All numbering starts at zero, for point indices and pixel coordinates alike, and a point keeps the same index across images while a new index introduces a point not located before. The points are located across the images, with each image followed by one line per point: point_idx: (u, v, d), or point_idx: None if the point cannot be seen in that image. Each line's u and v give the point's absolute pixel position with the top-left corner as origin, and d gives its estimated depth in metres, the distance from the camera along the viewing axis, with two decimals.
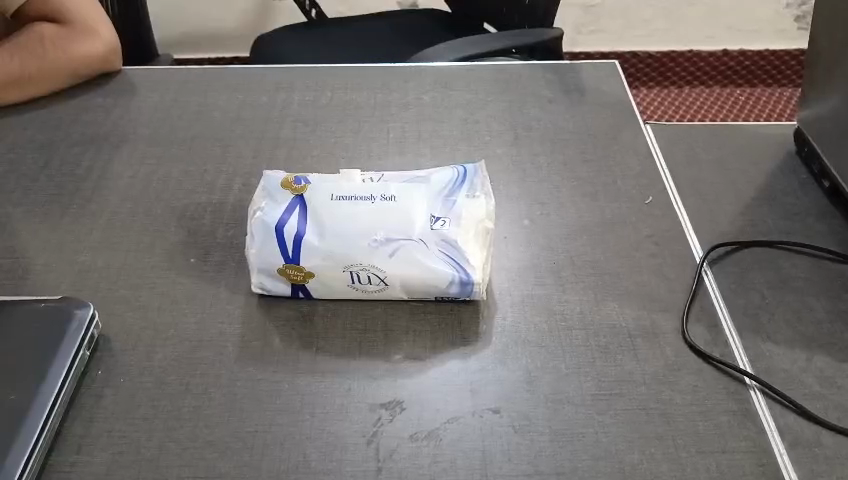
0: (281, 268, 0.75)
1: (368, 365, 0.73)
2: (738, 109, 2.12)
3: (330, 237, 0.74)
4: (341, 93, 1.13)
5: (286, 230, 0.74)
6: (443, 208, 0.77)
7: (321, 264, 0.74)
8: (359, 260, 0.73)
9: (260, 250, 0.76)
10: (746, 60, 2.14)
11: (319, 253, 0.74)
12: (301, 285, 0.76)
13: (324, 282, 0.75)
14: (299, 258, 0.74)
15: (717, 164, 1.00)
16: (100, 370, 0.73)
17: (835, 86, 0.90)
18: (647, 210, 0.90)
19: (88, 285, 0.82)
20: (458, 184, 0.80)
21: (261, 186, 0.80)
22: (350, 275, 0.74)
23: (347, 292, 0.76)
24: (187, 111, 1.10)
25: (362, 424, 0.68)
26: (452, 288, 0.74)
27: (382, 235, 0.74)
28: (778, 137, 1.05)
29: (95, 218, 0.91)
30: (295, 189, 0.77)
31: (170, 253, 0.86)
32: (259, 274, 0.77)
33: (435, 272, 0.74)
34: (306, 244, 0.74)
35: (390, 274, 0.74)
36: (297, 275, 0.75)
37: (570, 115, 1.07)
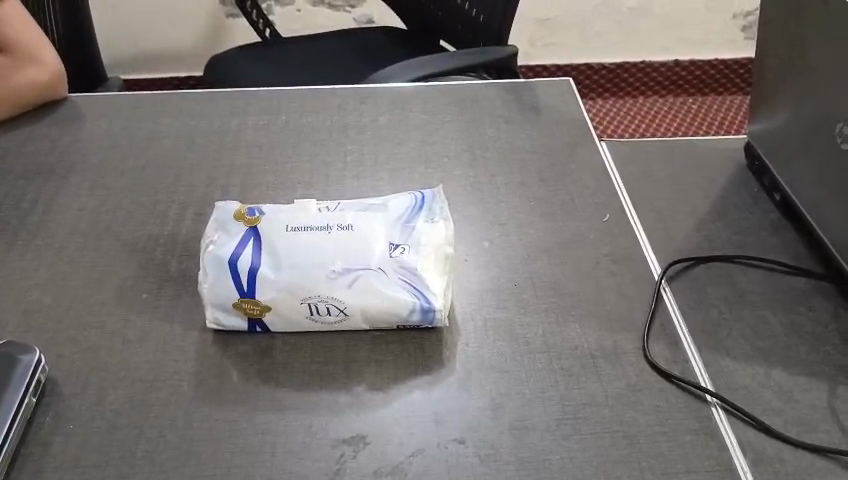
0: (237, 302, 0.73)
1: (330, 400, 0.71)
2: (690, 118, 2.17)
3: (287, 269, 0.72)
4: (296, 117, 1.11)
5: (240, 264, 0.72)
6: (402, 235, 0.76)
7: (278, 297, 0.72)
8: (317, 292, 0.72)
9: (214, 284, 0.74)
10: (696, 70, 2.19)
11: (276, 286, 0.72)
12: (258, 319, 0.74)
13: (281, 315, 0.73)
14: (255, 292, 0.72)
15: (672, 180, 1.02)
16: (48, 415, 0.70)
17: (781, 102, 0.92)
18: (605, 228, 0.90)
19: (34, 325, 0.79)
20: (417, 209, 0.79)
21: (213, 218, 0.78)
22: (309, 307, 0.73)
23: (306, 325, 0.75)
24: (137, 138, 1.07)
25: (325, 462, 0.66)
26: (413, 316, 0.73)
27: (340, 265, 0.72)
28: (729, 151, 1.07)
29: (42, 254, 0.88)
30: (249, 221, 0.76)
31: (121, 288, 0.83)
32: (214, 310, 0.75)
33: (395, 301, 0.72)
34: (263, 278, 0.72)
35: (349, 304, 0.73)
36: (254, 309, 0.73)
37: (527, 134, 1.07)
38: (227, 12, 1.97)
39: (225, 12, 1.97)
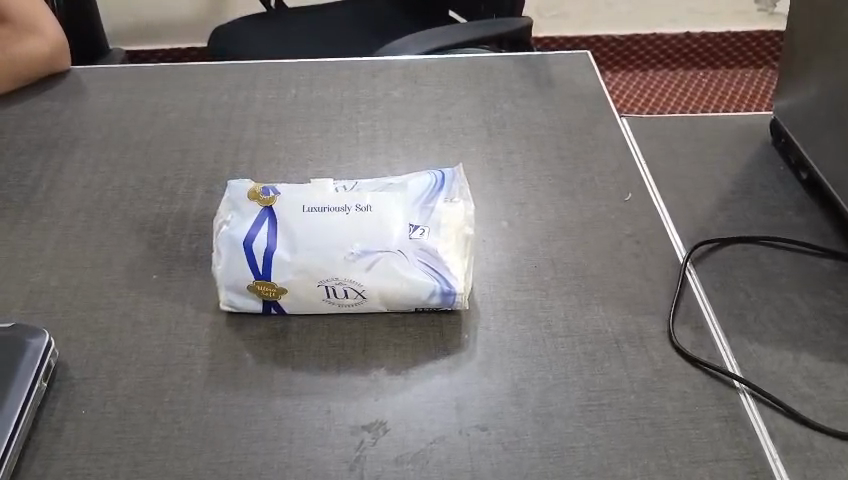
0: (251, 285, 0.71)
1: (348, 384, 0.69)
2: (701, 91, 2.12)
3: (303, 251, 0.70)
4: (306, 91, 1.08)
5: (255, 245, 0.70)
6: (421, 215, 0.73)
7: (294, 279, 0.70)
8: (335, 275, 0.69)
9: (227, 266, 0.71)
10: (708, 43, 2.14)
11: (291, 268, 0.70)
12: (273, 301, 0.72)
13: (297, 298, 0.71)
14: (270, 274, 0.70)
15: (694, 157, 0.99)
16: (59, 400, 0.68)
17: (812, 77, 0.89)
18: (626, 208, 0.88)
19: (42, 307, 0.77)
20: (436, 188, 0.76)
21: (225, 198, 0.75)
22: (326, 290, 0.71)
23: (322, 307, 0.73)
24: (142, 112, 1.04)
25: (344, 449, 0.64)
26: (432, 299, 0.71)
27: (358, 247, 0.70)
28: (753, 128, 1.04)
29: (47, 233, 0.85)
30: (263, 200, 0.73)
31: (130, 269, 0.81)
32: (226, 291, 0.73)
33: (414, 284, 0.70)
34: (277, 259, 0.70)
35: (367, 287, 0.70)
36: (269, 291, 0.71)
37: (544, 109, 1.04)
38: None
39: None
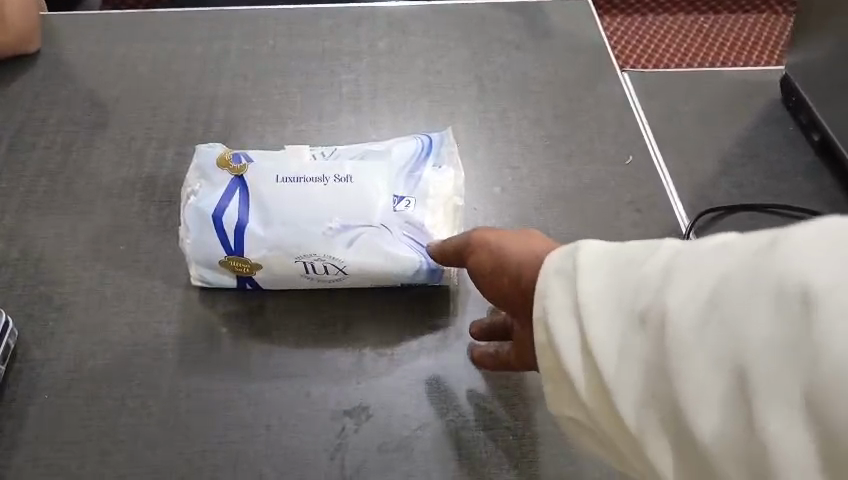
0: (224, 261, 0.66)
1: (329, 366, 0.65)
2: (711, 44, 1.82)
3: (278, 226, 0.65)
4: (284, 40, 0.99)
5: (226, 219, 0.66)
6: (407, 185, 0.69)
7: (270, 255, 0.65)
8: (313, 250, 0.65)
9: (197, 241, 0.67)
10: None
11: (266, 243, 0.65)
12: (248, 277, 0.67)
13: (273, 274, 0.66)
14: (244, 249, 0.66)
15: (700, 116, 0.93)
16: (21, 384, 0.64)
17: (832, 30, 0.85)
18: (628, 172, 0.82)
19: (2, 281, 0.72)
20: (423, 155, 0.71)
21: (194, 167, 0.70)
22: (304, 266, 0.66)
23: (300, 283, 0.67)
24: (107, 63, 0.96)
25: (325, 436, 0.61)
26: (420, 275, 0.66)
27: (337, 221, 0.66)
28: (763, 83, 0.97)
29: (7, 199, 0.79)
30: (234, 170, 0.68)
31: (96, 239, 0.75)
32: (198, 266, 0.68)
33: (400, 259, 0.65)
34: (250, 234, 0.65)
35: (349, 263, 0.65)
36: (243, 267, 0.66)
37: (542, 63, 0.97)
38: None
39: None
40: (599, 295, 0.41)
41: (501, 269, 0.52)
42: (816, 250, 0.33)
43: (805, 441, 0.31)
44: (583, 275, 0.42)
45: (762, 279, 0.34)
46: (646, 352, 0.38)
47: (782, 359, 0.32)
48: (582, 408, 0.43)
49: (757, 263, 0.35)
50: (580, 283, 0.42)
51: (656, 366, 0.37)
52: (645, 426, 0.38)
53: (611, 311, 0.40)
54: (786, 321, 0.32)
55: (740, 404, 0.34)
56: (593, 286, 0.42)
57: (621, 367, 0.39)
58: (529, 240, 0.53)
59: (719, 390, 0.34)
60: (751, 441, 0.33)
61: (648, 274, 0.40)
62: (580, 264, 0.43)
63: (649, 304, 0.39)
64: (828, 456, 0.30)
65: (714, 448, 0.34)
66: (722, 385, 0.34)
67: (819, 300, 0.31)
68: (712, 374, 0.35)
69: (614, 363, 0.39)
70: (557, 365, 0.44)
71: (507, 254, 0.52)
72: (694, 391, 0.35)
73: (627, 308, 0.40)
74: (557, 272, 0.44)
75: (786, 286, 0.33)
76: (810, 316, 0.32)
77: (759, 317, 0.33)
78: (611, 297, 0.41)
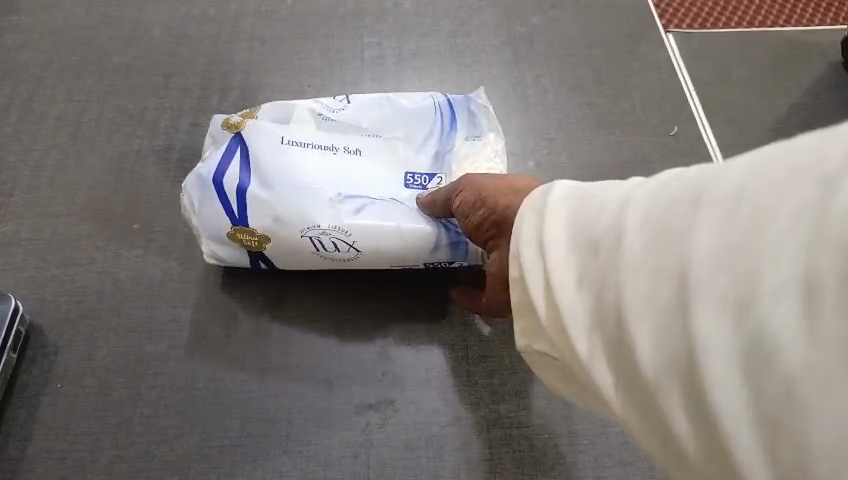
0: (232, 233, 0.62)
1: (352, 356, 0.61)
2: None
3: (282, 191, 0.61)
4: (303, 0, 0.93)
5: (227, 183, 0.61)
6: (425, 161, 0.67)
7: (274, 226, 0.60)
8: (319, 221, 0.60)
9: (202, 212, 0.62)
10: None
11: (270, 211, 0.60)
12: (259, 254, 0.63)
13: (281, 249, 0.62)
14: (248, 216, 0.61)
15: (753, 82, 0.86)
16: (33, 373, 0.61)
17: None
18: (674, 144, 0.78)
19: (13, 263, 0.69)
20: (446, 130, 0.68)
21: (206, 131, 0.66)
22: (311, 241, 0.61)
23: (312, 261, 0.63)
24: (117, 26, 0.90)
25: (349, 431, 0.58)
26: (442, 251, 0.62)
27: (345, 189, 0.62)
28: (822, 46, 0.89)
29: (16, 175, 0.76)
30: (240, 126, 0.64)
31: (109, 218, 0.72)
32: (208, 241, 0.63)
33: (417, 235, 0.61)
34: (253, 199, 0.60)
35: (359, 240, 0.61)
36: (251, 240, 0.62)
37: (579, 23, 0.90)
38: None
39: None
40: (559, 219, 0.36)
41: (478, 207, 0.50)
42: (786, 150, 0.27)
43: (744, 363, 0.25)
44: (549, 199, 0.37)
45: (718, 185, 0.28)
46: (592, 271, 0.32)
47: (726, 266, 0.26)
48: (538, 342, 0.37)
49: (724, 168, 0.29)
50: (543, 208, 0.37)
51: (600, 288, 0.32)
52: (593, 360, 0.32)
53: (567, 233, 0.35)
54: (739, 224, 0.26)
55: (680, 323, 0.27)
56: (554, 214, 0.36)
57: (571, 291, 0.34)
58: (506, 176, 0.51)
59: (661, 309, 0.28)
60: (691, 364, 0.27)
61: (612, 193, 0.34)
62: (551, 190, 0.38)
63: (603, 219, 0.33)
64: (767, 381, 0.24)
65: (654, 376, 0.29)
66: (663, 302, 0.28)
67: (781, 197, 0.25)
68: (653, 291, 0.29)
69: (565, 288, 0.34)
70: (513, 293, 0.38)
71: (484, 190, 0.50)
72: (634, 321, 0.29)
73: (582, 227, 0.34)
74: (528, 201, 0.39)
75: (749, 187, 0.27)
76: (766, 216, 0.25)
77: (710, 224, 0.27)
78: (570, 225, 0.35)
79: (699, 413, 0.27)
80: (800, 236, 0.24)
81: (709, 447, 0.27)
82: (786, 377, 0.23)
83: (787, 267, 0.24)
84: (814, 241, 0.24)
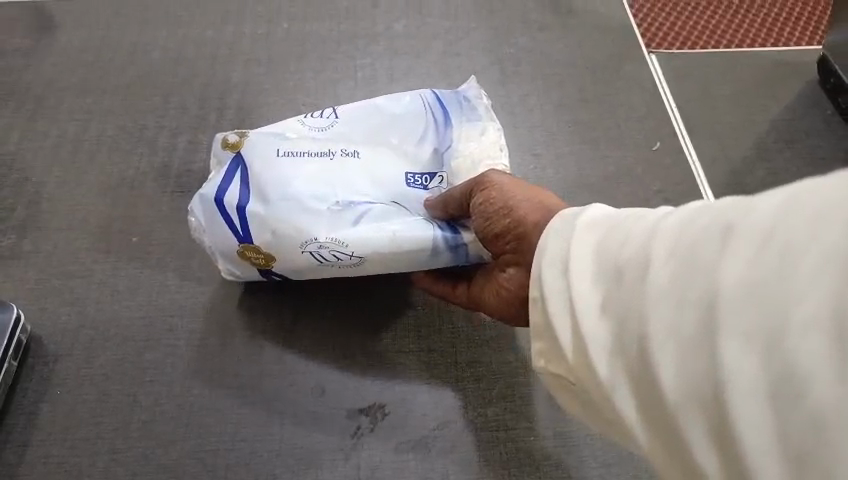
0: (240, 250, 0.63)
1: (344, 362, 0.63)
2: None
3: (281, 204, 0.61)
4: (298, 23, 0.96)
5: (228, 202, 0.62)
6: (421, 160, 0.68)
7: (273, 241, 0.61)
8: (318, 234, 0.61)
9: (209, 232, 0.63)
10: None
11: (270, 225, 0.61)
12: (269, 268, 0.64)
13: (287, 264, 0.63)
14: (251, 234, 0.62)
15: (733, 99, 0.89)
16: (33, 380, 0.63)
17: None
18: (656, 159, 0.80)
19: (14, 275, 0.71)
20: (441, 125, 0.69)
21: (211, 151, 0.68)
22: (313, 255, 0.62)
23: (320, 273, 0.64)
24: (118, 49, 0.93)
25: (340, 435, 0.59)
26: (441, 251, 0.61)
27: (342, 197, 0.63)
28: (799, 65, 0.93)
29: (18, 190, 0.78)
30: (239, 143, 0.65)
31: (108, 231, 0.74)
32: (222, 260, 0.65)
33: (414, 240, 0.61)
34: (253, 215, 0.61)
35: (357, 249, 0.61)
36: (259, 257, 0.63)
37: (565, 44, 0.93)
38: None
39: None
40: (592, 248, 0.38)
41: (504, 215, 0.52)
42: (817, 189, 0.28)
43: (764, 392, 0.27)
44: (583, 228, 0.40)
45: (746, 220, 0.30)
46: (615, 297, 0.35)
47: (750, 299, 0.28)
48: (564, 362, 0.40)
49: (753, 202, 0.30)
50: (572, 236, 0.40)
51: (626, 314, 0.34)
52: (619, 384, 0.35)
53: (598, 261, 0.37)
54: (763, 259, 0.28)
55: (705, 353, 0.29)
56: (586, 243, 0.39)
57: (595, 315, 0.37)
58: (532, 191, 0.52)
59: (684, 336, 0.30)
60: (714, 391, 0.29)
61: (643, 223, 0.36)
62: (581, 217, 0.41)
63: (632, 250, 0.35)
64: (792, 415, 0.26)
65: (676, 402, 0.31)
66: (688, 332, 0.30)
67: (808, 234, 0.27)
68: (679, 321, 0.31)
69: (589, 315, 0.37)
70: (534, 313, 0.42)
71: (510, 204, 0.52)
72: (661, 347, 0.32)
73: (613, 256, 0.36)
74: (558, 226, 0.42)
75: (775, 223, 0.28)
76: (792, 253, 0.27)
77: (736, 258, 0.29)
78: (602, 253, 0.37)
79: (718, 437, 0.29)
80: (826, 277, 0.26)
81: (729, 469, 0.29)
82: (810, 409, 0.25)
83: (812, 306, 0.26)
84: (836, 278, 0.25)
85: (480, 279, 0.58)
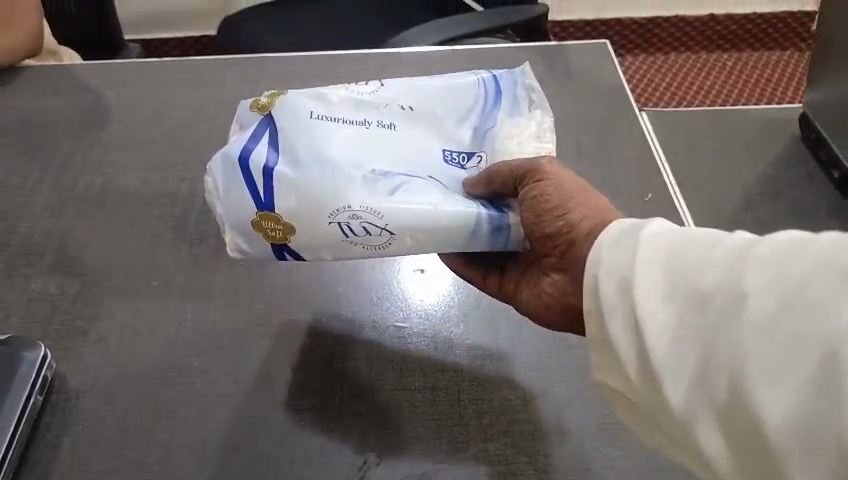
0: (255, 221, 0.57)
1: (350, 399, 0.67)
2: (734, 89, 2.00)
3: (311, 166, 0.57)
4: (312, 84, 1.03)
5: (252, 161, 0.57)
6: (458, 139, 0.65)
7: (298, 208, 0.56)
8: (349, 202, 0.56)
9: (226, 195, 0.58)
10: (746, 23, 2.06)
11: (295, 190, 0.57)
12: (283, 246, 0.58)
13: (308, 236, 0.57)
14: (273, 201, 0.57)
15: (720, 154, 0.94)
16: (56, 416, 0.66)
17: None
18: (648, 208, 0.84)
19: (41, 317, 0.75)
20: (488, 107, 0.66)
21: (236, 118, 0.64)
22: (340, 228, 0.57)
23: (343, 252, 0.58)
24: (143, 108, 1.00)
25: (348, 468, 0.62)
26: (483, 227, 0.58)
27: (378, 167, 0.59)
28: (782, 122, 0.98)
29: (47, 238, 0.83)
30: (269, 105, 0.61)
31: (130, 276, 0.78)
32: (231, 233, 0.59)
33: (456, 214, 0.57)
34: (279, 176, 0.57)
35: (392, 222, 0.56)
36: (275, 230, 0.58)
37: (561, 104, 0.99)
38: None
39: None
40: (667, 277, 0.46)
41: (555, 218, 0.56)
42: None
43: None
44: (649, 251, 0.47)
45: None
46: (699, 323, 0.43)
47: None
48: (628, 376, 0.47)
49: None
50: (635, 251, 0.48)
51: (723, 343, 0.41)
52: (701, 399, 0.42)
53: (678, 289, 0.45)
54: None
55: (818, 387, 0.37)
56: (655, 270, 0.46)
57: (671, 338, 0.44)
58: (586, 195, 0.57)
59: (796, 371, 0.38)
60: (827, 424, 0.36)
61: (724, 260, 0.44)
62: (644, 239, 0.48)
63: (722, 287, 0.42)
64: None
65: (777, 426, 0.38)
66: (800, 368, 0.38)
67: None
68: (792, 358, 0.38)
69: (664, 327, 0.45)
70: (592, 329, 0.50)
71: (568, 206, 0.56)
72: (766, 377, 0.39)
73: (698, 287, 0.44)
74: (615, 240, 0.50)
75: None
76: None
77: None
78: (687, 283, 0.44)
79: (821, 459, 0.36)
80: None
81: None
82: None
83: None
84: None
85: (513, 275, 0.62)
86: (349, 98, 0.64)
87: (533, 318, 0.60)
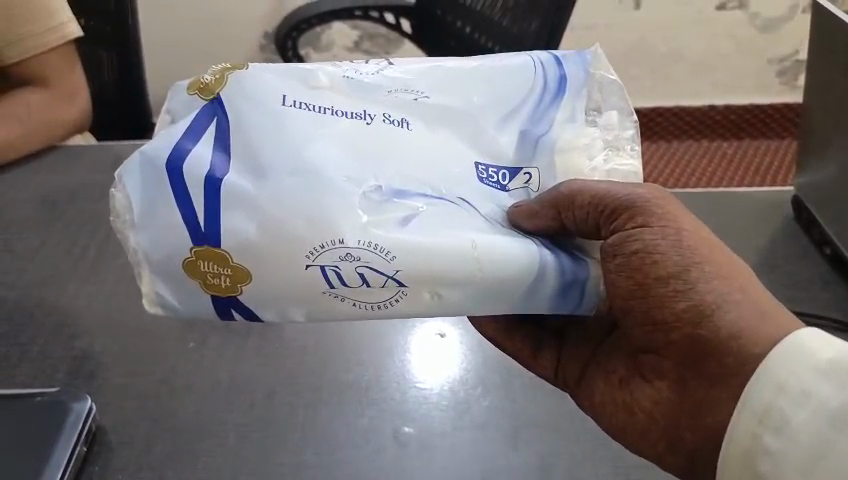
0: (191, 264, 0.51)
1: (373, 456, 0.71)
2: (733, 173, 2.11)
3: (288, 179, 0.51)
4: None
5: (200, 172, 0.51)
6: (495, 142, 0.58)
7: (258, 237, 0.50)
8: (338, 234, 0.50)
9: (154, 220, 0.51)
10: (746, 114, 2.18)
11: (262, 211, 0.50)
12: (229, 301, 0.52)
13: (275, 282, 0.51)
14: (219, 235, 0.50)
15: (719, 231, 1.00)
16: (97, 465, 0.70)
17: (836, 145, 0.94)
18: None
19: (84, 373, 0.80)
20: (543, 102, 0.60)
21: (167, 106, 0.57)
22: (323, 274, 0.51)
23: (322, 307, 0.53)
24: None
25: None
26: (548, 284, 0.53)
27: (386, 184, 0.53)
28: (776, 203, 1.06)
29: (92, 301, 0.89)
30: (214, 87, 0.55)
31: (168, 336, 0.84)
32: (153, 281, 0.52)
33: (487, 249, 0.52)
34: (232, 188, 0.51)
35: (402, 267, 0.51)
36: (224, 277, 0.51)
37: None
38: (260, 43, 2.07)
39: (262, 31, 2.05)
40: None
41: (678, 297, 0.56)
42: None
43: None
44: None
45: None
46: None
47: None
48: None
49: None
50: None
51: None
52: None
53: None
54: None
55: None
56: None
57: None
58: (714, 262, 0.57)
59: None
60: None
61: None
62: None
63: None
64: None
65: None
66: None
67: None
68: None
69: None
70: None
71: (691, 278, 0.56)
72: None
73: None
74: (821, 405, 0.51)
75: None
76: None
77: None
78: None
79: None
80: None
81: None
82: None
83: None
84: None
85: (574, 352, 0.68)
86: (341, 83, 0.58)
87: (579, 405, 0.67)
